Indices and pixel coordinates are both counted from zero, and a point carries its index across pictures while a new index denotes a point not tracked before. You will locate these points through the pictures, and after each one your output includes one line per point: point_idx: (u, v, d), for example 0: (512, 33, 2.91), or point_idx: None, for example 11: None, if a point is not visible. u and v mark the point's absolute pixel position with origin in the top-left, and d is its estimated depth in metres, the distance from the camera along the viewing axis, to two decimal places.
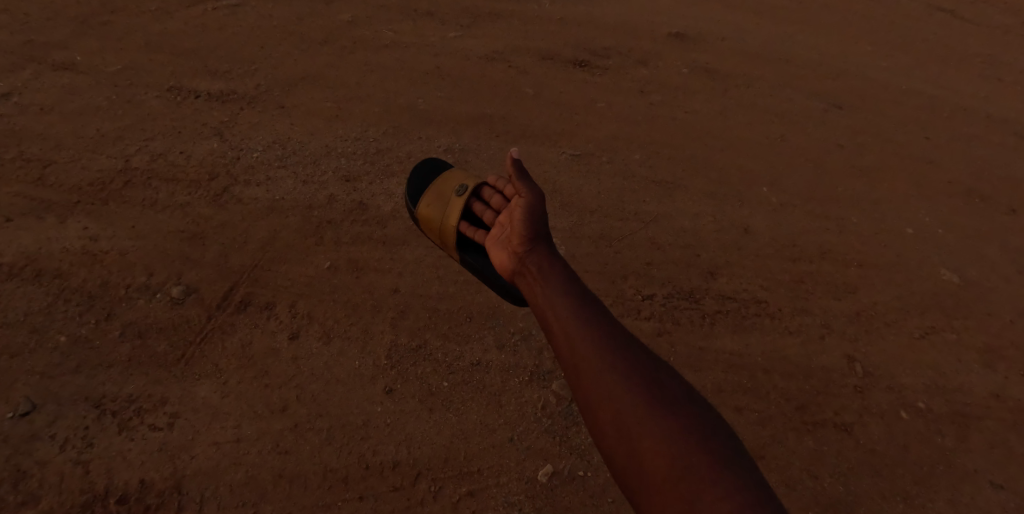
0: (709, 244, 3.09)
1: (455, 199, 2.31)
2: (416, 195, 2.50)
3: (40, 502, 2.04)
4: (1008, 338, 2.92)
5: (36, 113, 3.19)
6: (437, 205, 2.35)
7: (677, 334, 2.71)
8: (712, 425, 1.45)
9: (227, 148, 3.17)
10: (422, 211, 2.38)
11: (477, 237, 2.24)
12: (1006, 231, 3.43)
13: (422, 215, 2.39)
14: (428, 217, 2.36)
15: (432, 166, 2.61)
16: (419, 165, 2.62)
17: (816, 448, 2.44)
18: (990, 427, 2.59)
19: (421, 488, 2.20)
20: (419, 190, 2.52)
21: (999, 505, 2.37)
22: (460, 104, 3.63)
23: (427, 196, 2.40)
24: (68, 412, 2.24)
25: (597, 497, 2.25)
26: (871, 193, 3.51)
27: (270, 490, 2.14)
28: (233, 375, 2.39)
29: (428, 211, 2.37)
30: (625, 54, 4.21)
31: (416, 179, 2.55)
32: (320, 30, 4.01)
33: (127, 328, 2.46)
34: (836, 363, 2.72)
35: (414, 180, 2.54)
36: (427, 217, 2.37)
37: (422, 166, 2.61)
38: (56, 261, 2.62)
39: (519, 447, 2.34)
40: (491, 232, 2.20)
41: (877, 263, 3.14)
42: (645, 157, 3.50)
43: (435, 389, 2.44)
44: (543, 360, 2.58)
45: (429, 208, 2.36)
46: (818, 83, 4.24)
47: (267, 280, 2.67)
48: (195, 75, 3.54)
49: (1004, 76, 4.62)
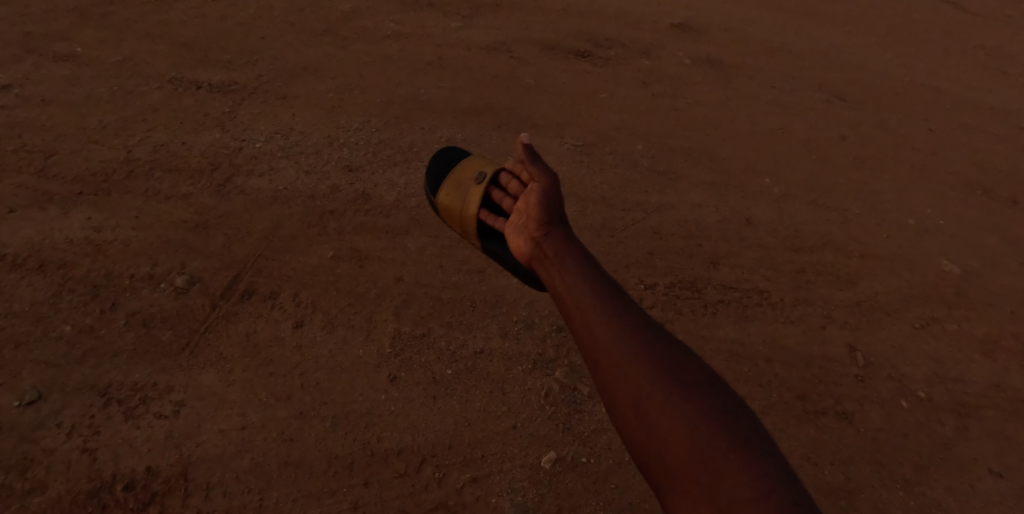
0: (711, 235, 3.10)
1: (475, 187, 2.30)
2: (434, 185, 2.50)
3: (47, 490, 2.05)
4: (1010, 328, 2.93)
5: (37, 104, 3.19)
6: (456, 194, 2.35)
7: (680, 323, 2.73)
8: (732, 407, 1.44)
9: (229, 138, 3.17)
10: (442, 201, 2.38)
11: (497, 225, 2.25)
12: (1007, 223, 3.43)
13: (442, 205, 2.38)
14: (448, 206, 2.36)
15: (449, 155, 2.62)
16: (437, 154, 2.62)
17: (817, 436, 2.46)
18: (989, 417, 2.61)
19: (425, 475, 2.22)
20: (438, 180, 2.53)
21: (999, 493, 2.39)
22: (462, 95, 3.63)
23: (446, 185, 2.40)
24: (74, 400, 2.26)
25: (600, 483, 2.27)
26: (872, 184, 3.51)
27: (276, 477, 2.16)
28: (238, 364, 2.40)
29: (448, 199, 2.37)
30: (627, 45, 4.21)
31: (434, 169, 2.56)
32: (320, 21, 4.00)
33: (132, 318, 2.47)
34: (838, 352, 2.73)
35: (432, 170, 2.54)
36: (447, 206, 2.37)
37: (439, 156, 2.61)
38: (60, 252, 2.63)
39: (522, 434, 2.35)
40: (510, 219, 2.20)
41: (879, 254, 3.15)
42: (648, 148, 3.51)
43: (439, 376, 2.46)
44: (546, 348, 2.59)
45: (449, 204, 2.36)
46: (819, 74, 4.24)
47: (270, 269, 2.68)
48: (195, 66, 3.54)
49: (1006, 69, 4.61)
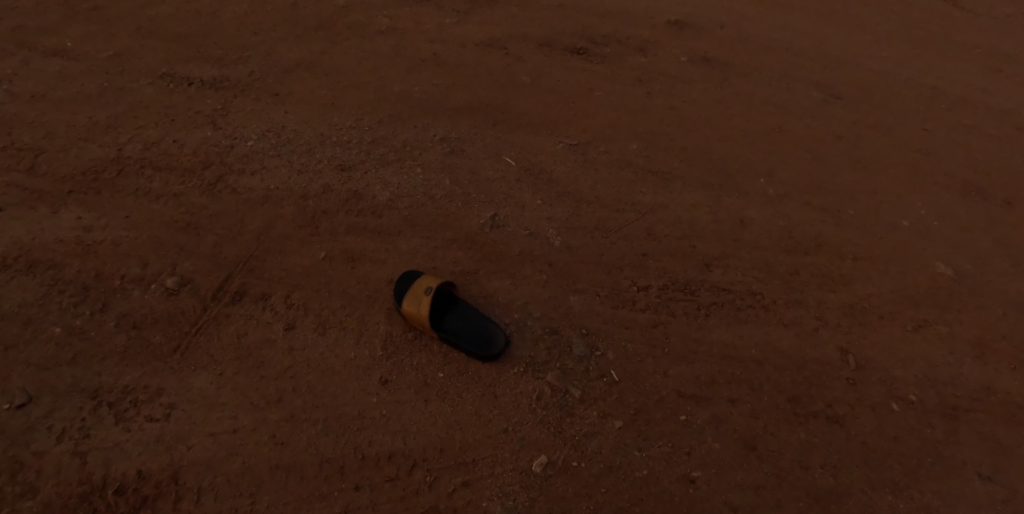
0: (705, 236, 3.10)
1: (427, 275, 2.60)
2: (404, 289, 2.60)
3: (37, 494, 2.06)
4: (1002, 331, 2.92)
5: (25, 100, 3.16)
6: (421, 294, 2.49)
7: (673, 325, 2.73)
8: None
9: (221, 136, 3.14)
10: (412, 294, 2.50)
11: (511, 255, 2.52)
12: (1001, 224, 3.41)
13: (410, 299, 2.50)
14: (414, 305, 2.48)
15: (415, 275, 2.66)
16: (406, 273, 2.67)
17: (808, 440, 2.47)
18: (980, 420, 2.61)
19: (416, 479, 2.22)
20: (407, 285, 2.61)
21: (987, 497, 2.40)
22: (455, 92, 3.61)
23: (414, 288, 2.52)
24: (64, 403, 2.25)
25: (591, 487, 2.27)
26: (867, 186, 3.50)
27: (267, 481, 2.16)
28: (230, 366, 2.39)
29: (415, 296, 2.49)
30: (624, 42, 4.19)
31: (406, 279, 2.63)
32: (314, 16, 3.97)
33: (122, 320, 2.46)
34: (829, 355, 2.73)
35: (405, 281, 2.63)
36: (413, 302, 2.48)
37: (409, 274, 2.66)
38: (49, 252, 2.61)
39: (513, 438, 2.35)
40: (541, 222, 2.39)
41: (873, 256, 3.14)
42: (642, 147, 3.49)
43: (430, 380, 2.45)
44: (538, 351, 2.57)
45: (412, 301, 2.50)
46: (816, 72, 4.23)
47: (262, 270, 2.67)
48: (187, 62, 3.51)
49: (1003, 68, 4.58)
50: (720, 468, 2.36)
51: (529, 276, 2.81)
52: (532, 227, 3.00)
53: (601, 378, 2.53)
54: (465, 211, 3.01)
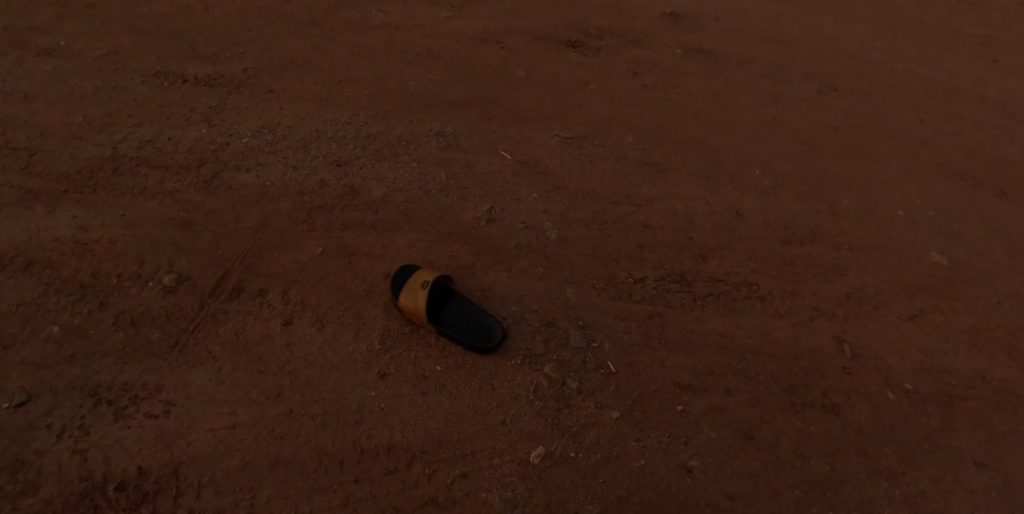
0: (701, 228, 3.10)
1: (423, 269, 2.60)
2: (401, 284, 2.61)
3: (39, 491, 2.07)
4: (997, 319, 2.93)
5: (19, 100, 3.16)
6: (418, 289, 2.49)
7: (669, 316, 2.74)
8: None
9: (216, 133, 3.15)
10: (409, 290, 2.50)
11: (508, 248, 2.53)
12: (996, 213, 3.42)
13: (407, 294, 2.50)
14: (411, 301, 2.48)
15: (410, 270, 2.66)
16: (402, 269, 2.67)
17: (804, 428, 2.48)
18: (975, 407, 2.63)
19: (415, 471, 2.24)
20: (404, 280, 2.62)
21: (982, 484, 2.42)
22: (450, 87, 3.61)
23: (410, 283, 2.53)
24: (63, 401, 2.26)
25: (589, 478, 2.28)
26: (863, 176, 3.51)
27: (267, 475, 2.18)
28: (228, 362, 2.40)
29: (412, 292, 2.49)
30: (618, 34, 4.18)
31: (403, 274, 2.64)
32: (307, 11, 3.96)
33: (120, 318, 2.47)
34: (825, 345, 2.75)
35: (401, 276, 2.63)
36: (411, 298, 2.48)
37: (405, 269, 2.67)
38: (46, 252, 2.61)
39: (511, 430, 2.36)
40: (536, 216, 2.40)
41: (868, 246, 3.15)
42: (637, 140, 3.49)
43: (428, 373, 2.46)
44: (535, 343, 2.58)
45: (409, 295, 2.50)
46: (811, 63, 4.23)
47: (259, 267, 2.68)
48: (181, 59, 3.51)
49: (999, 57, 4.59)
50: (717, 457, 2.37)
51: (525, 269, 2.82)
52: (528, 221, 3.00)
53: (598, 369, 2.54)
54: (461, 206, 3.01)
